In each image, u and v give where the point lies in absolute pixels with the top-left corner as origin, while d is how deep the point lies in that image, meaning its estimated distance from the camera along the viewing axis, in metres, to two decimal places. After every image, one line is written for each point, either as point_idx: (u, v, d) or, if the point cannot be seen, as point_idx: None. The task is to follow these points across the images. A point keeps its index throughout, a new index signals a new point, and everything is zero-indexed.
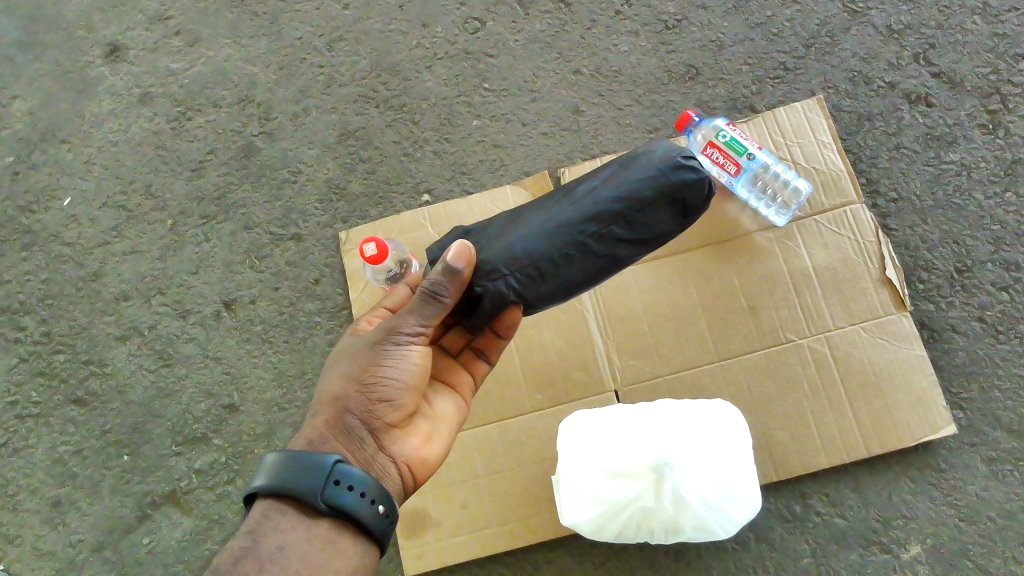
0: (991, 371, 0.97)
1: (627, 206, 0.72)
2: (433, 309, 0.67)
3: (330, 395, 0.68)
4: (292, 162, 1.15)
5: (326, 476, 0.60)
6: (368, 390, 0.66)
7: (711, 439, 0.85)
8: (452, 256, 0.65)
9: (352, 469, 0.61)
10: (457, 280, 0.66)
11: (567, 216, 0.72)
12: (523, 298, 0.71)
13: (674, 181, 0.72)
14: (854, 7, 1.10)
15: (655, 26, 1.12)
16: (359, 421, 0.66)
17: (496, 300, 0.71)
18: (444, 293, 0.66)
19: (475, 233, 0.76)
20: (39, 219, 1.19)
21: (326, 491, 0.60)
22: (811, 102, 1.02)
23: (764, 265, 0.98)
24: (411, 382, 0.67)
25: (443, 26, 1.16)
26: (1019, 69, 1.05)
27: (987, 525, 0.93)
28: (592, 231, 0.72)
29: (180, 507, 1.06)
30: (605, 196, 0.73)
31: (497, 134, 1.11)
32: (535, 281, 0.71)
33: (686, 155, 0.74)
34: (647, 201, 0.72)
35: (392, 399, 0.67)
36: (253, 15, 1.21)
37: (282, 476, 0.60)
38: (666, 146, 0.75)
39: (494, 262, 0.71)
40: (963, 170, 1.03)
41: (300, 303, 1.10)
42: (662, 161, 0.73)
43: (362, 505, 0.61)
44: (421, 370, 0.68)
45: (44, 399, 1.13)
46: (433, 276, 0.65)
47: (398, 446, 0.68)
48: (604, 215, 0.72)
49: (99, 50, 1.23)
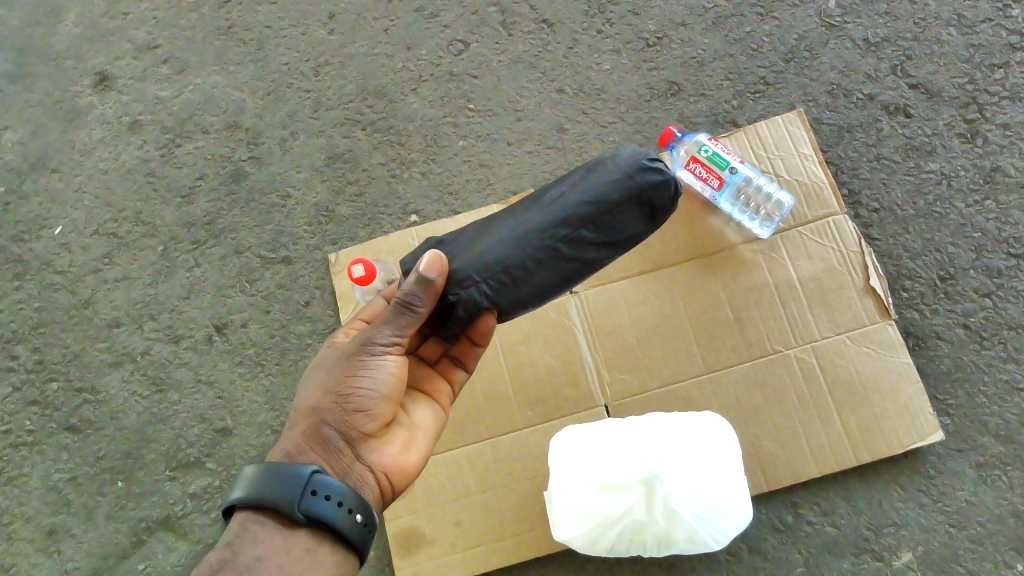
0: (976, 376, 0.98)
1: (595, 209, 0.70)
2: (407, 320, 0.66)
3: (306, 406, 0.67)
4: (281, 187, 1.15)
5: (303, 486, 0.59)
6: (343, 400, 0.65)
7: (695, 448, 0.86)
8: (425, 265, 0.64)
9: (330, 479, 0.61)
10: (430, 289, 0.65)
11: (535, 223, 0.71)
12: (496, 304, 0.70)
13: (641, 182, 0.70)
14: (831, 21, 1.12)
15: (637, 44, 1.14)
16: (335, 432, 0.65)
17: (470, 307, 0.69)
18: (418, 303, 0.65)
19: (448, 244, 0.74)
20: (31, 247, 1.19)
21: (304, 502, 0.59)
22: (791, 115, 1.04)
23: (749, 276, 0.99)
24: (387, 392, 0.67)
25: (428, 49, 1.18)
26: (994, 79, 1.07)
27: (978, 530, 0.94)
28: (561, 236, 0.70)
29: (175, 532, 1.06)
30: (571, 201, 0.70)
31: (483, 154, 1.12)
32: (508, 288, 0.70)
33: (652, 157, 0.72)
34: (614, 204, 0.70)
35: (368, 409, 0.66)
36: (239, 42, 1.22)
37: (260, 486, 0.60)
38: (633, 148, 0.73)
39: (467, 270, 0.70)
40: (943, 179, 1.05)
41: (292, 325, 1.10)
42: (628, 163, 0.71)
43: (340, 516, 0.60)
44: (397, 380, 0.67)
45: (37, 428, 1.12)
46: (407, 286, 0.64)
47: (376, 456, 0.68)
48: (572, 220, 0.70)
49: (88, 80, 1.24)
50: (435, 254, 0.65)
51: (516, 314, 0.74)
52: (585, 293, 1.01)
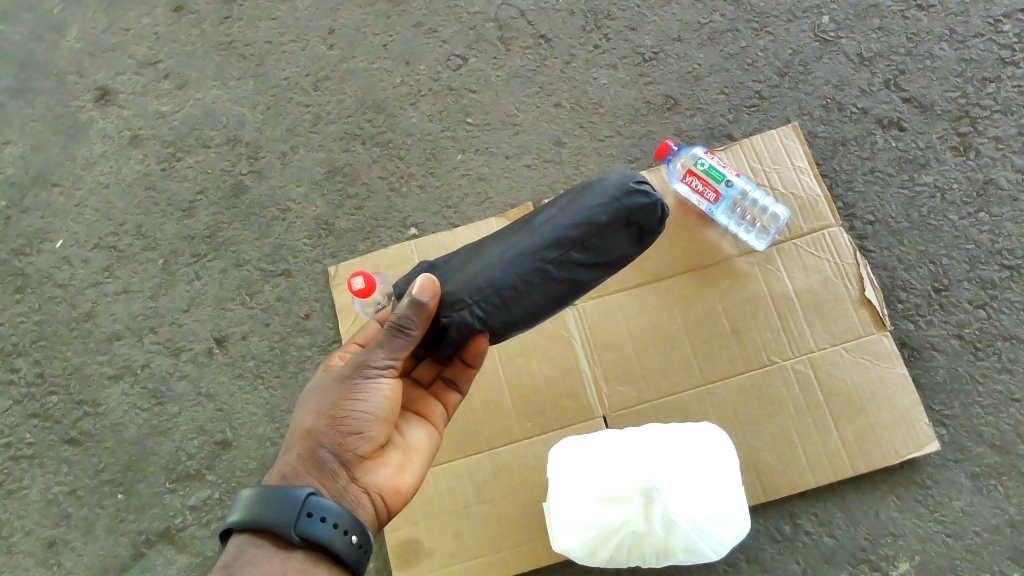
0: (971, 388, 0.99)
1: (584, 231, 0.71)
2: (400, 343, 0.66)
3: (301, 430, 0.67)
4: (281, 200, 1.16)
5: (299, 508, 0.60)
6: (338, 423, 0.66)
7: (693, 460, 0.86)
8: (418, 289, 0.65)
9: (325, 501, 0.61)
10: (423, 312, 0.66)
11: (526, 245, 0.71)
12: (488, 326, 0.71)
13: (629, 205, 0.72)
14: (825, 36, 1.13)
15: (633, 59, 1.15)
16: (331, 455, 0.66)
17: (462, 329, 0.70)
18: (411, 326, 0.66)
19: (440, 267, 0.74)
20: (31, 261, 1.19)
21: (299, 524, 0.60)
22: (787, 130, 1.05)
23: (746, 289, 1.00)
24: (381, 414, 0.67)
25: (426, 63, 1.19)
26: (986, 93, 1.09)
27: (974, 539, 0.95)
28: (551, 257, 0.71)
29: (175, 544, 1.07)
30: (561, 223, 0.72)
31: (481, 168, 1.14)
32: (501, 310, 0.70)
33: (638, 180, 0.74)
34: (603, 226, 0.71)
35: (363, 431, 0.67)
36: (240, 57, 1.23)
37: (257, 511, 0.60)
38: (620, 172, 0.75)
39: (460, 292, 0.70)
40: (937, 192, 1.06)
41: (292, 338, 1.11)
42: (615, 186, 0.73)
43: (335, 536, 0.61)
44: (391, 402, 0.68)
45: (38, 440, 1.13)
46: (400, 309, 0.65)
47: (371, 477, 0.68)
48: (562, 242, 0.71)
49: (89, 95, 1.25)
50: (428, 278, 0.66)
51: (510, 334, 0.74)
52: (583, 307, 1.02)
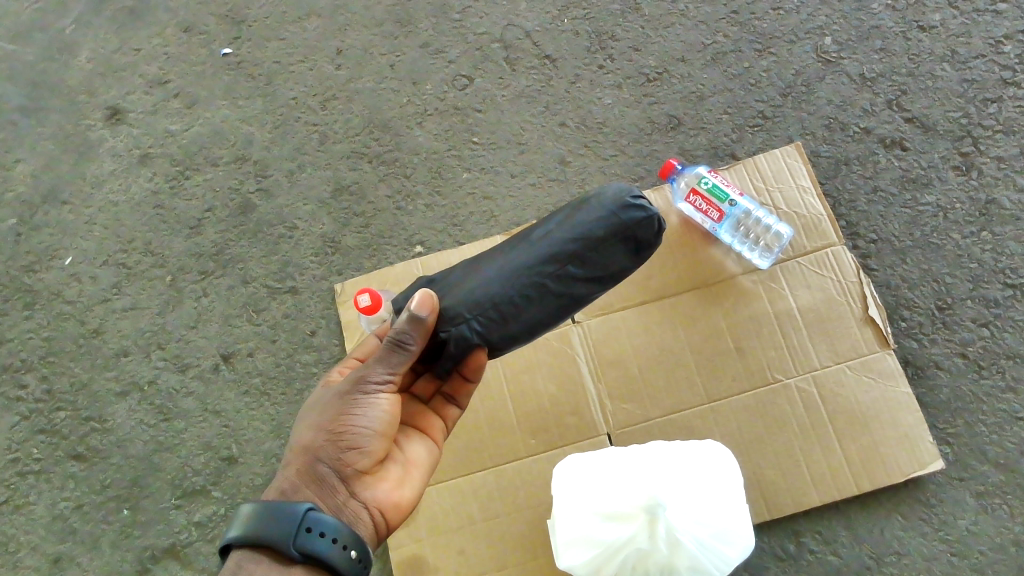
0: (976, 406, 0.99)
1: (579, 246, 0.72)
2: (399, 358, 0.67)
3: (300, 445, 0.68)
4: (287, 218, 1.17)
5: (297, 523, 0.60)
6: (337, 439, 0.66)
7: (697, 476, 0.86)
8: (416, 303, 0.66)
9: (323, 515, 0.62)
10: (422, 328, 0.66)
11: (524, 259, 0.72)
12: (487, 341, 0.71)
13: (625, 220, 0.72)
14: (827, 57, 1.14)
15: (638, 79, 1.16)
16: (330, 470, 0.66)
17: (461, 344, 0.70)
18: (409, 341, 0.66)
19: (438, 282, 0.75)
20: (40, 278, 1.20)
21: (299, 538, 0.60)
22: (789, 149, 1.07)
23: (748, 306, 1.01)
24: (380, 429, 0.68)
25: (432, 83, 1.21)
26: (988, 114, 1.10)
27: (979, 558, 0.94)
28: (548, 272, 0.71)
29: (180, 560, 1.07)
30: (557, 239, 0.72)
31: (486, 186, 1.14)
32: (499, 325, 0.71)
33: (635, 195, 0.74)
34: (600, 239, 0.72)
35: (361, 446, 0.67)
36: (248, 77, 1.25)
37: (256, 526, 0.61)
38: (617, 187, 0.75)
39: (458, 307, 0.71)
40: (939, 211, 1.07)
41: (297, 354, 1.11)
42: (612, 201, 0.73)
43: (333, 551, 0.61)
44: (390, 417, 0.68)
45: (44, 456, 1.13)
46: (398, 325, 0.66)
47: (369, 492, 0.69)
48: (559, 256, 0.72)
49: (100, 114, 1.27)
50: (426, 293, 0.67)
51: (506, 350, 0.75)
52: (586, 322, 1.02)
